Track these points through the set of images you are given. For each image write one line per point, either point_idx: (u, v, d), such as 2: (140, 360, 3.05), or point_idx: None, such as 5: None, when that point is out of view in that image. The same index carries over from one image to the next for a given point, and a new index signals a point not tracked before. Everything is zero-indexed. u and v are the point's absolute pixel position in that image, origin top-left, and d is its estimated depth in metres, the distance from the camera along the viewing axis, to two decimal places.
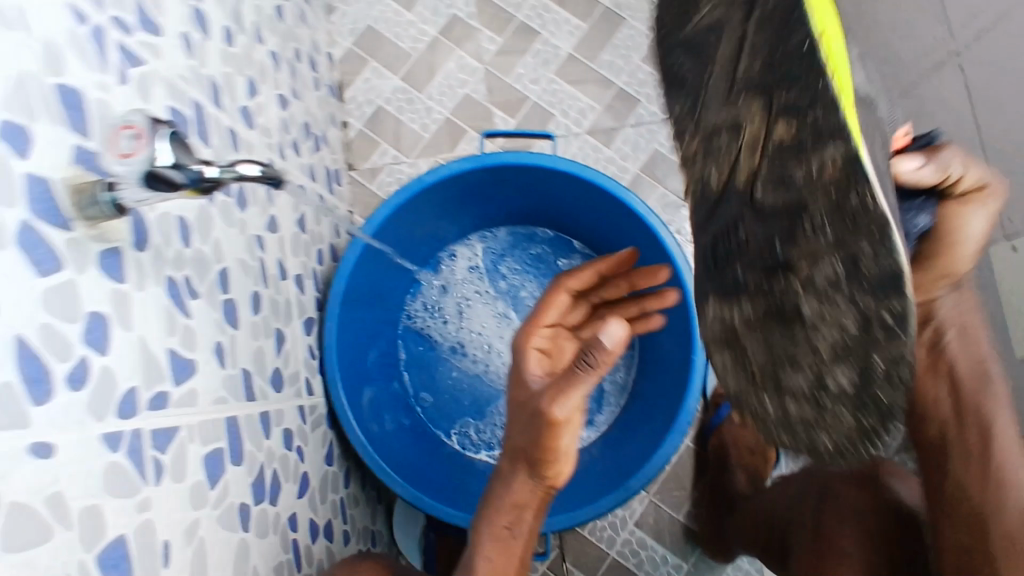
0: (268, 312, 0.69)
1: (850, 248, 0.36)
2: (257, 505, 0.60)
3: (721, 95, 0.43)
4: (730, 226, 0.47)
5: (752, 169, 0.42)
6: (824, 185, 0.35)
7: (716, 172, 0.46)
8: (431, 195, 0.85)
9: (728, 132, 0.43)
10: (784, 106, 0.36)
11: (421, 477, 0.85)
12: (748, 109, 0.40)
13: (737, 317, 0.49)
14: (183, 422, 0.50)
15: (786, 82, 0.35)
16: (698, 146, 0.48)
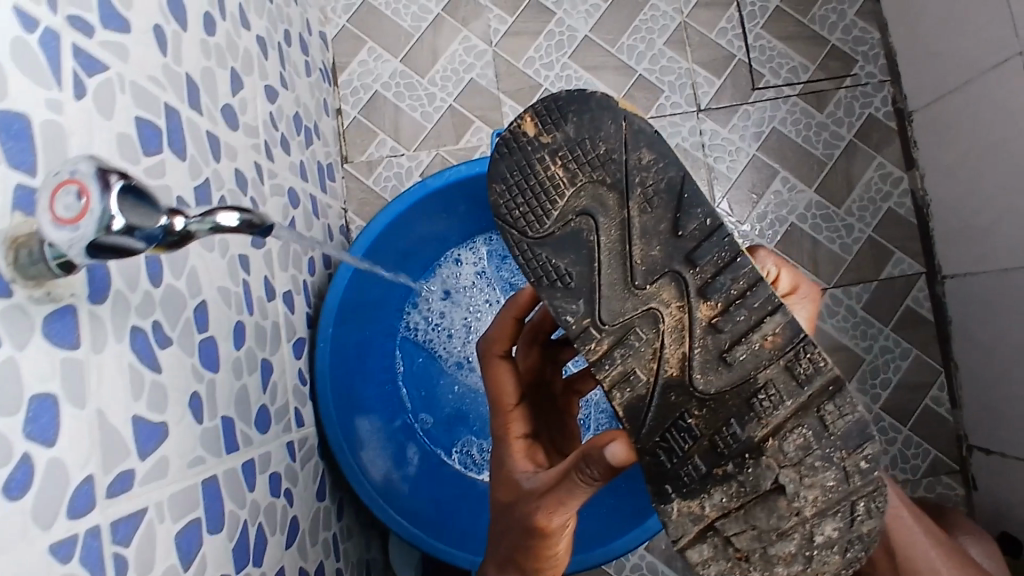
0: (253, 342, 0.61)
1: (798, 386, 0.51)
2: (240, 571, 0.54)
3: (618, 286, 0.54)
4: (671, 413, 0.53)
5: (669, 381, 0.53)
6: (773, 361, 0.51)
7: (625, 395, 0.54)
8: (434, 201, 0.77)
9: (646, 337, 0.53)
10: (710, 280, 0.52)
11: (423, 507, 0.79)
12: (668, 299, 0.53)
13: (709, 495, 0.52)
14: (152, 500, 0.44)
15: (705, 286, 0.52)
16: (610, 302, 0.54)
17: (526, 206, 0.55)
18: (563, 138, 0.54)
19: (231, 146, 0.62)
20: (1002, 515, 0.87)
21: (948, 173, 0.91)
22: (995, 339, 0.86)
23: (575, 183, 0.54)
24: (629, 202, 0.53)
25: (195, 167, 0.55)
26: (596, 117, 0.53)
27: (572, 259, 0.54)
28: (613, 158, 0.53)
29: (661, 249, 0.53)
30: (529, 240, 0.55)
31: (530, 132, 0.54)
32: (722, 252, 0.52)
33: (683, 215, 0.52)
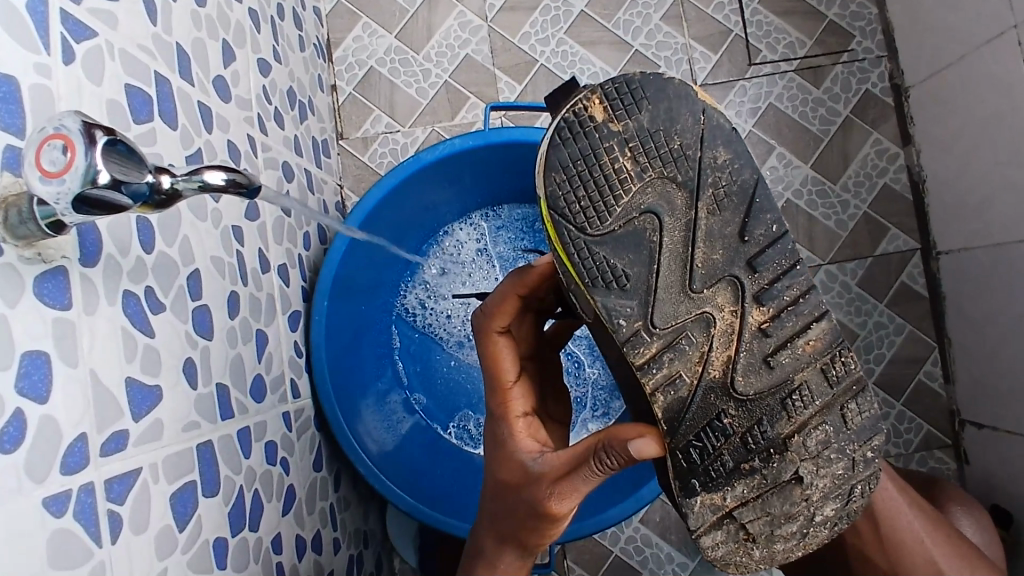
0: (247, 313, 0.61)
1: (829, 388, 0.50)
2: (235, 535, 0.54)
3: (675, 288, 0.50)
4: (709, 413, 0.51)
5: (710, 381, 0.50)
6: (811, 363, 0.50)
7: (668, 398, 0.50)
8: (428, 174, 0.77)
9: (691, 334, 0.50)
10: (767, 286, 0.50)
11: (419, 478, 0.80)
12: (723, 303, 0.50)
13: (732, 486, 0.51)
14: (146, 460, 0.44)
15: (760, 291, 0.50)
16: (664, 304, 0.50)
17: (586, 194, 0.49)
18: (633, 123, 0.49)
19: (223, 118, 0.62)
20: (992, 489, 0.88)
21: (944, 148, 0.91)
22: (988, 313, 0.86)
23: (642, 174, 0.50)
24: (697, 198, 0.50)
25: (186, 137, 0.55)
26: (668, 102, 0.49)
27: (630, 257, 0.50)
28: (682, 152, 0.50)
29: (722, 247, 0.50)
30: (585, 236, 0.50)
31: (597, 117, 0.49)
32: (779, 260, 0.50)
33: (751, 220, 0.50)
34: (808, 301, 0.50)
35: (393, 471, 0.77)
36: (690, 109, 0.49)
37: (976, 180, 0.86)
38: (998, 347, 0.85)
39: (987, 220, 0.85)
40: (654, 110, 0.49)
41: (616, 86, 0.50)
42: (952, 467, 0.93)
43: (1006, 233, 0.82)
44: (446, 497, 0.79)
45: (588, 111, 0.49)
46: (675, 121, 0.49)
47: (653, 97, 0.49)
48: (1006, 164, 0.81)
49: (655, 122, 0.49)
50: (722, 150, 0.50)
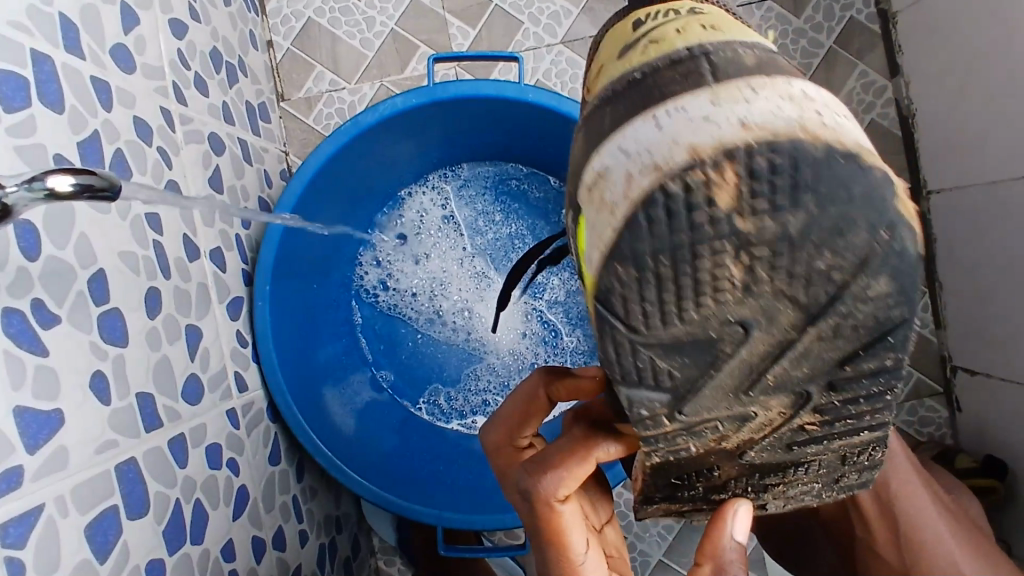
0: (175, 309, 0.56)
1: (840, 464, 0.43)
2: (174, 554, 0.50)
3: (728, 391, 0.36)
4: (700, 465, 0.43)
5: (716, 449, 0.41)
6: (836, 451, 0.41)
7: (666, 458, 0.41)
8: (372, 137, 0.70)
9: (722, 420, 0.39)
10: (839, 403, 0.37)
11: (385, 461, 0.76)
12: (774, 405, 0.38)
13: (693, 500, 0.48)
14: (51, 493, 0.40)
15: (827, 403, 0.37)
16: (707, 395, 0.36)
17: (655, 283, 0.32)
18: (798, 218, 0.30)
19: (127, 91, 0.55)
20: (985, 437, 0.85)
21: (935, 79, 0.84)
22: (983, 255, 0.81)
23: (748, 281, 0.32)
24: (813, 321, 0.33)
25: (77, 119, 0.48)
26: (858, 183, 0.30)
27: (688, 355, 0.34)
28: (828, 269, 0.31)
29: (816, 367, 0.35)
30: (637, 337, 0.33)
31: (723, 203, 0.30)
32: (867, 385, 0.36)
33: (868, 352, 0.34)
34: (877, 413, 0.38)
35: (357, 457, 0.73)
36: (863, 196, 0.30)
37: (969, 112, 0.80)
38: (991, 291, 0.81)
39: (980, 156, 0.79)
40: (818, 207, 0.30)
41: (786, 142, 0.30)
42: (943, 414, 0.90)
43: (1001, 169, 0.77)
44: (416, 480, 0.75)
45: (713, 187, 0.30)
46: (845, 198, 0.30)
47: (827, 184, 0.30)
48: (1002, 93, 0.75)
49: (828, 228, 0.30)
50: (881, 279, 0.32)
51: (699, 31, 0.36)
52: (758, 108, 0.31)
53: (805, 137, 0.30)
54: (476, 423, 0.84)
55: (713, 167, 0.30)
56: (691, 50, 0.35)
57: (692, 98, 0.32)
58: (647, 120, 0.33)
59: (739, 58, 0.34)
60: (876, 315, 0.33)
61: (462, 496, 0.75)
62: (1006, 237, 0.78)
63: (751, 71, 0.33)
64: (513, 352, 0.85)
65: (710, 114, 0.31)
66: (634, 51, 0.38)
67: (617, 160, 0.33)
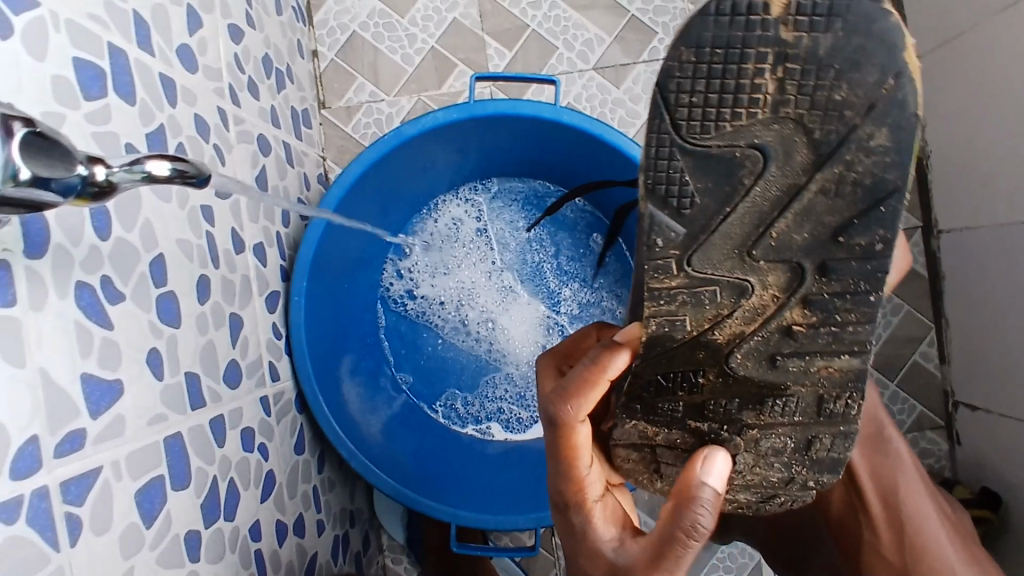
0: (220, 296, 0.59)
1: (815, 414, 0.47)
2: (210, 527, 0.52)
3: (733, 243, 0.43)
4: (691, 365, 0.46)
5: (704, 340, 0.45)
6: (814, 385, 0.46)
7: (659, 333, 0.45)
8: (411, 148, 0.73)
9: (723, 288, 0.44)
10: (825, 293, 0.43)
11: (403, 459, 0.78)
12: (771, 283, 0.44)
13: (669, 428, 0.49)
14: (108, 457, 0.42)
15: (816, 294, 0.44)
16: (716, 244, 0.43)
17: (704, 81, 0.40)
18: (828, 41, 0.39)
19: (189, 90, 0.59)
20: (984, 472, 0.87)
21: (950, 123, 0.87)
22: (988, 294, 0.84)
23: (777, 100, 0.40)
24: (820, 166, 0.41)
25: (145, 112, 0.52)
26: (879, 24, 0.38)
27: (710, 183, 0.42)
28: (841, 104, 0.40)
29: (814, 231, 0.42)
30: (677, 135, 0.41)
31: (774, 10, 0.38)
32: (855, 278, 0.43)
33: (861, 222, 0.41)
34: (859, 326, 0.44)
35: (377, 452, 0.76)
36: (880, 31, 0.38)
37: (981, 156, 0.83)
38: (997, 330, 0.83)
39: (991, 198, 0.82)
40: (846, 32, 0.38)
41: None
42: (944, 448, 0.92)
43: (1009, 212, 0.79)
44: (431, 480, 0.78)
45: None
46: (865, 36, 0.38)
47: (857, 15, 0.38)
48: (1013, 140, 0.78)
49: (847, 57, 0.39)
50: (882, 131, 0.40)
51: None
52: None
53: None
54: (490, 429, 0.87)
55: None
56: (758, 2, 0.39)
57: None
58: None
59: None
60: (873, 173, 0.41)
61: (476, 495, 0.77)
62: (1013, 277, 0.80)
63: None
64: (528, 362, 0.88)
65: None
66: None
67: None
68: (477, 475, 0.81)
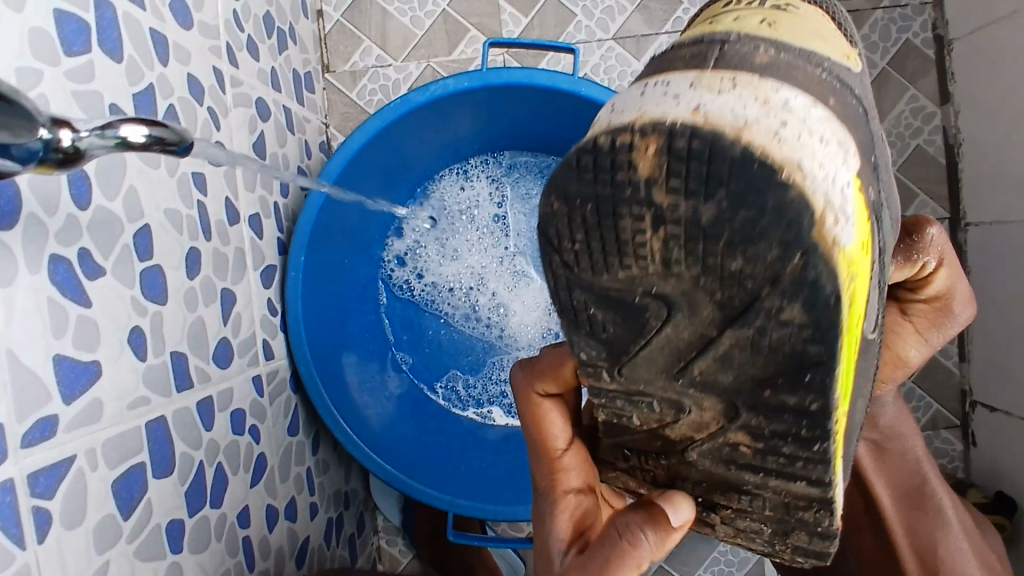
0: (211, 270, 0.55)
1: (784, 512, 0.41)
2: (194, 515, 0.50)
3: (658, 368, 0.34)
4: (650, 445, 0.42)
5: (660, 434, 0.40)
6: (779, 493, 0.39)
7: (610, 420, 0.40)
8: (419, 117, 0.69)
9: (659, 403, 0.37)
10: (769, 431, 0.35)
11: (401, 443, 0.76)
12: (707, 407, 0.36)
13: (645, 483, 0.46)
14: (82, 445, 0.39)
15: (757, 426, 0.35)
16: (641, 367, 0.35)
17: (581, 230, 0.29)
18: (712, 210, 0.26)
19: (183, 48, 0.54)
20: (999, 475, 0.84)
21: (988, 110, 0.83)
22: (1014, 294, 0.81)
23: (667, 258, 0.28)
24: (730, 323, 0.30)
25: (134, 71, 0.48)
26: (777, 196, 0.25)
27: (618, 314, 0.32)
28: (742, 275, 0.27)
29: (739, 375, 0.33)
30: (570, 273, 0.31)
31: (643, 167, 0.26)
32: (793, 424, 0.33)
33: (785, 380, 0.31)
34: (811, 463, 0.35)
35: (374, 434, 0.73)
36: (777, 207, 0.25)
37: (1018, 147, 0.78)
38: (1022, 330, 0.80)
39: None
40: (732, 202, 0.25)
41: (710, 132, 0.25)
42: (958, 448, 0.89)
43: None
44: (428, 465, 0.75)
45: (634, 153, 0.25)
46: (760, 210, 0.25)
47: (743, 183, 0.25)
48: None
49: (741, 232, 0.26)
50: (795, 306, 0.27)
51: (752, 22, 0.30)
52: (726, 97, 0.26)
53: (730, 133, 0.25)
54: (491, 413, 0.84)
55: (637, 135, 0.25)
56: (722, 34, 0.29)
57: (678, 74, 0.28)
58: (633, 82, 0.29)
59: (753, 53, 0.28)
60: (792, 345, 0.29)
61: (476, 483, 0.75)
62: None
63: (754, 68, 0.27)
64: (534, 343, 0.85)
65: (680, 91, 0.26)
66: (718, 4, 0.33)
67: (601, 110, 0.29)
68: (476, 461, 0.78)
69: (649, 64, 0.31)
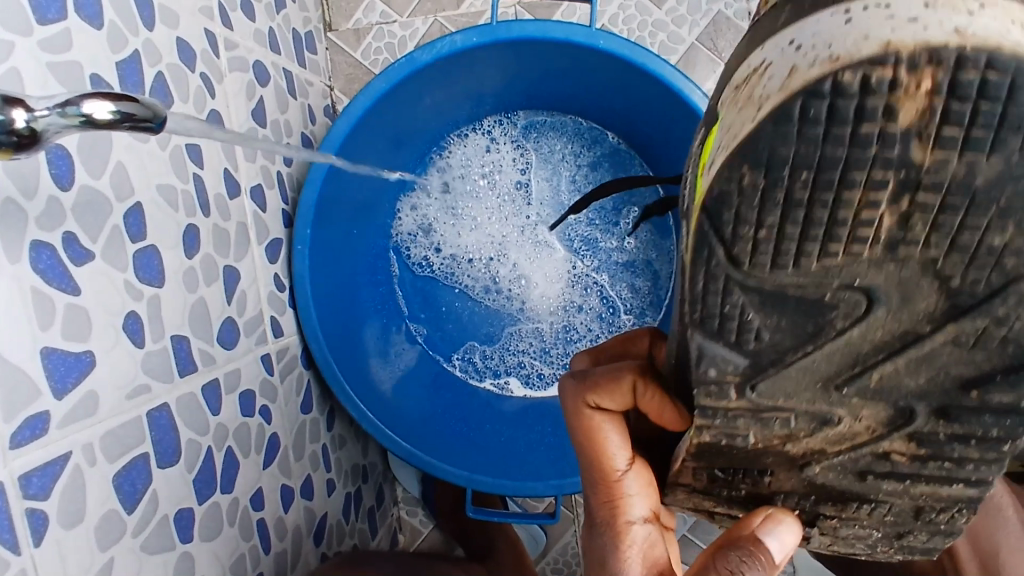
0: (212, 248, 0.53)
1: (913, 518, 0.39)
2: (203, 503, 0.48)
3: (813, 379, 0.33)
4: (756, 466, 0.39)
5: (775, 449, 0.37)
6: (913, 498, 0.38)
7: (720, 441, 0.37)
8: (426, 76, 0.65)
9: (800, 414, 0.35)
10: (939, 437, 0.34)
11: (417, 417, 0.74)
12: (866, 416, 0.34)
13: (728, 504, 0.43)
14: (78, 441, 0.38)
15: (929, 432, 0.34)
16: (791, 377, 0.32)
17: (779, 208, 0.26)
18: (996, 166, 0.24)
19: (171, 10, 0.51)
20: None
21: None
22: None
23: (894, 239, 0.27)
24: (954, 316, 0.29)
25: (116, 37, 0.44)
26: None
27: (785, 317, 0.30)
28: (1004, 250, 0.26)
29: (933, 378, 0.31)
30: (737, 272, 0.29)
31: (903, 118, 0.23)
32: (985, 425, 0.32)
33: (1005, 377, 0.30)
34: (982, 465, 0.34)
35: (388, 409, 0.71)
36: None
37: None
38: None
39: None
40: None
41: (1013, 60, 0.22)
42: None
43: None
44: (443, 440, 0.73)
45: (900, 93, 0.23)
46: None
47: None
48: None
49: (1023, 197, 0.24)
50: None
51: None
52: (981, 26, 0.22)
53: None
54: (508, 384, 0.82)
55: (908, 65, 0.22)
56: None
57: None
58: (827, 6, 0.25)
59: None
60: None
61: (493, 457, 0.73)
62: None
63: None
64: (552, 311, 0.82)
65: (917, 16, 0.23)
66: None
67: (783, 53, 0.25)
68: (493, 434, 0.76)
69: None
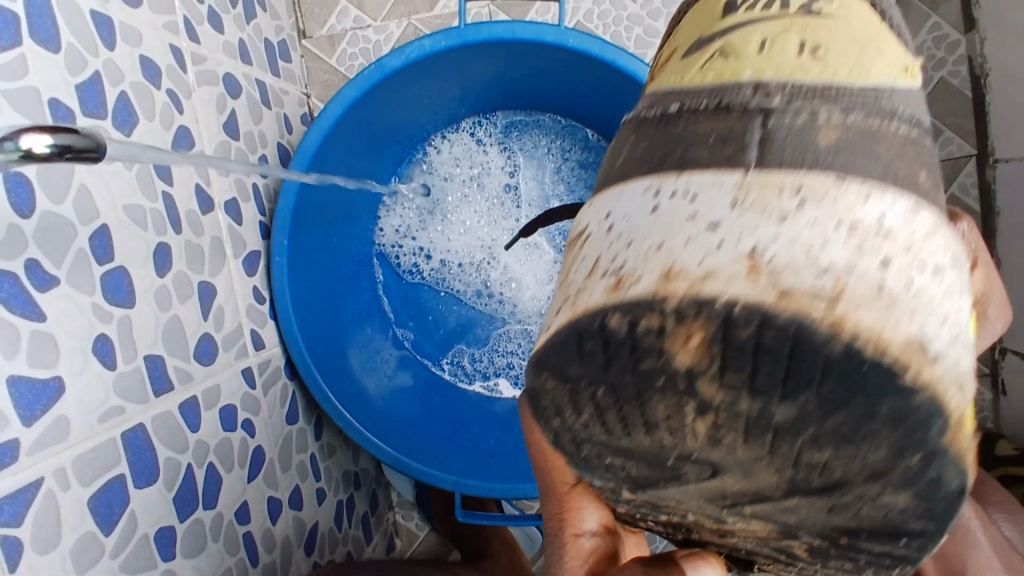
0: (186, 264, 0.53)
1: None
2: (185, 520, 0.49)
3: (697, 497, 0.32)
4: (676, 526, 0.36)
5: (688, 519, 0.35)
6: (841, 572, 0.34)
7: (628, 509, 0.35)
8: (398, 82, 0.65)
9: (691, 512, 0.34)
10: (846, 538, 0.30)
11: (405, 422, 0.74)
12: (758, 526, 0.32)
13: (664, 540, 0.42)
14: (49, 467, 0.38)
15: (822, 546, 0.32)
16: (673, 491, 0.32)
17: (593, 406, 0.28)
18: (791, 410, 0.25)
19: (132, 28, 0.50)
20: None
21: (1019, 34, 0.75)
22: None
23: (714, 436, 0.27)
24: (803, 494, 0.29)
25: (74, 59, 0.44)
26: (889, 402, 0.24)
27: (641, 464, 0.30)
28: (828, 465, 0.27)
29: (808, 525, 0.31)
30: (579, 433, 0.30)
31: (684, 358, 0.25)
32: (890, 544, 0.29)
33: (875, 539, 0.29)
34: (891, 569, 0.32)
35: (376, 416, 0.71)
36: (888, 409, 0.24)
37: None
38: None
39: None
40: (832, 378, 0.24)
41: (788, 323, 0.24)
42: (987, 398, 0.85)
43: None
44: (432, 445, 0.73)
45: (670, 342, 0.25)
46: (867, 415, 0.25)
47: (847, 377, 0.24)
48: None
49: (833, 432, 0.25)
50: (902, 493, 0.27)
51: (788, 63, 0.28)
52: (779, 245, 0.25)
53: (822, 324, 0.24)
54: (498, 385, 0.82)
55: (674, 316, 0.25)
56: (757, 98, 0.28)
57: (711, 175, 0.27)
58: (651, 190, 0.28)
59: (813, 129, 0.27)
60: (889, 518, 0.28)
61: (482, 460, 0.73)
62: None
63: (816, 161, 0.26)
64: (540, 311, 0.82)
65: (718, 219, 0.26)
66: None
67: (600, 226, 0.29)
68: (484, 438, 0.76)
69: (651, 148, 0.29)
